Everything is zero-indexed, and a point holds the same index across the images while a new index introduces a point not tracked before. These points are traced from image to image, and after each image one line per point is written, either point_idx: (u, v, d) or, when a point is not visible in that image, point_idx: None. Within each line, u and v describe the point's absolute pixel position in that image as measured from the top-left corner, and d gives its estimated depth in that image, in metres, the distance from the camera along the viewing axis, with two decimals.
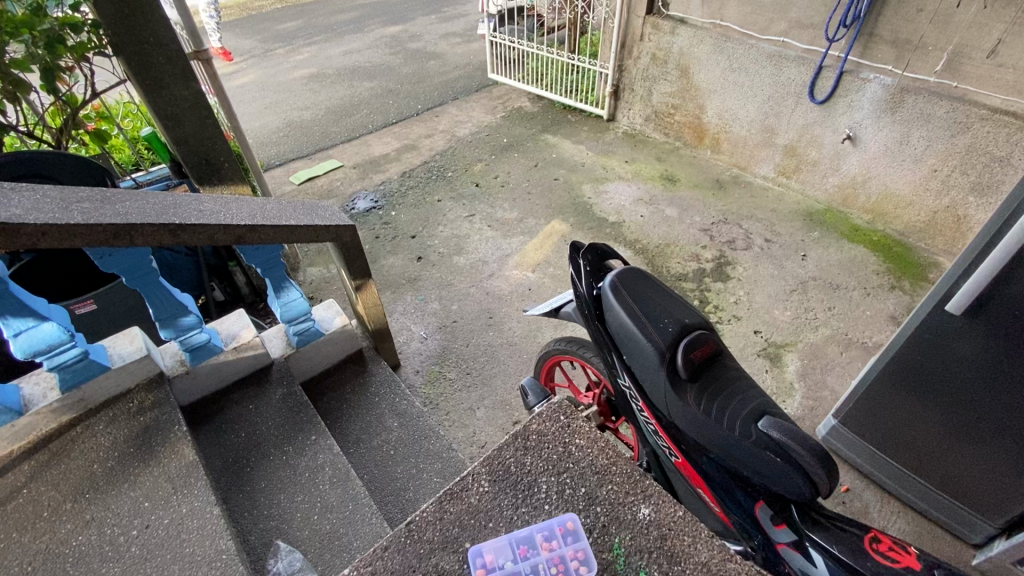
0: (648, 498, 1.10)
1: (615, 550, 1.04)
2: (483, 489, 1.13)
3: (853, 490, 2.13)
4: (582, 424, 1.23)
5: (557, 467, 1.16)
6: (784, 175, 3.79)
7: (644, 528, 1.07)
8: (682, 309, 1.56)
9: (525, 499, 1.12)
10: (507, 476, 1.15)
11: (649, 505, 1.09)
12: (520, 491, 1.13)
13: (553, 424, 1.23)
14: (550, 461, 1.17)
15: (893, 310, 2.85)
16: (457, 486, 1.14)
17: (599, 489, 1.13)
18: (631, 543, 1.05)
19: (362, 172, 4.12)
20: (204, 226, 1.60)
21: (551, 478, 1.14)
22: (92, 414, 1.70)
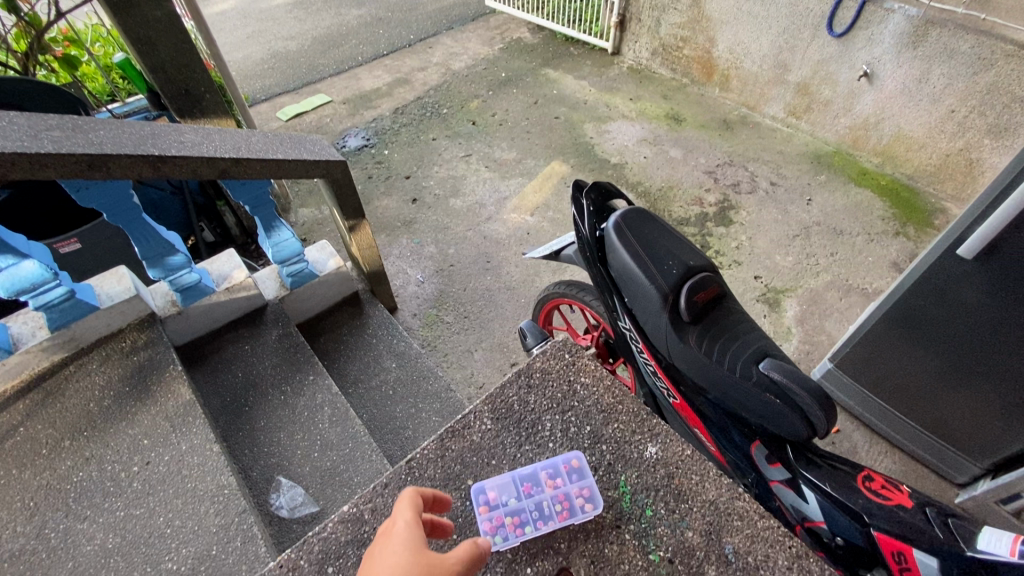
0: (655, 437, 1.11)
1: (620, 488, 1.05)
2: (485, 427, 1.14)
3: (844, 431, 2.18)
4: (587, 361, 1.23)
5: (561, 406, 1.16)
6: (794, 115, 3.64)
7: (650, 467, 1.08)
8: (688, 251, 1.50)
9: (529, 437, 1.13)
10: (510, 414, 1.16)
11: (656, 444, 1.10)
12: (523, 428, 1.14)
13: (558, 362, 1.23)
14: (554, 399, 1.17)
15: (896, 256, 2.82)
16: (458, 424, 1.14)
17: (604, 427, 1.13)
18: (637, 481, 1.06)
19: (352, 108, 3.92)
20: (186, 158, 1.51)
21: (556, 416, 1.15)
22: (84, 354, 1.68)
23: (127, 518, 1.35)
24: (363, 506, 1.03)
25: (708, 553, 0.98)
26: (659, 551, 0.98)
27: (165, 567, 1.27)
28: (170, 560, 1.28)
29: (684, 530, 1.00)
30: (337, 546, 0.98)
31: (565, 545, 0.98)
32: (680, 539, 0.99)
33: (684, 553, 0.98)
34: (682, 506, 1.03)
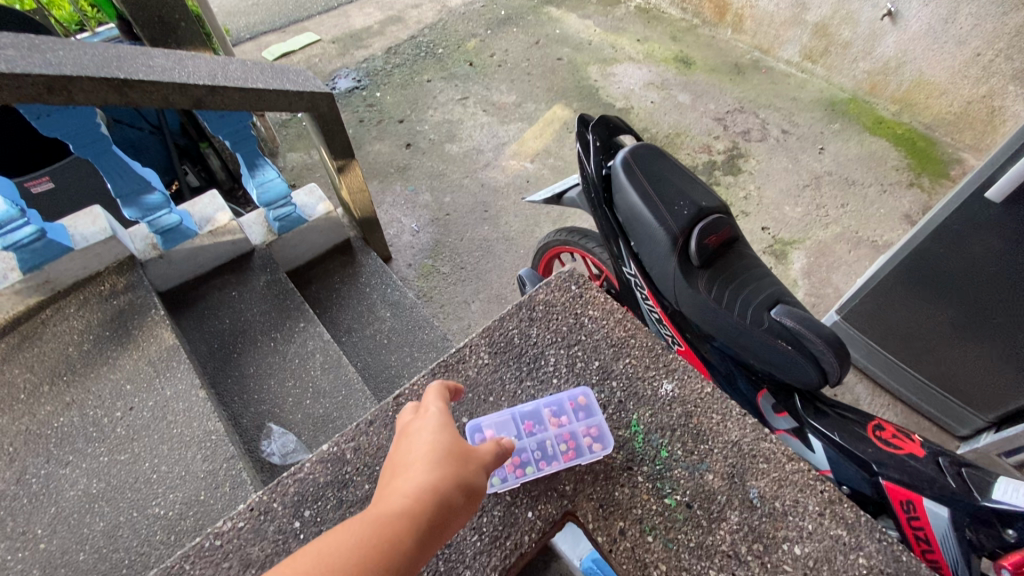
0: (672, 374, 1.12)
1: (632, 428, 1.05)
2: (483, 360, 1.16)
3: (846, 384, 2.15)
4: (595, 295, 1.24)
5: (567, 340, 1.18)
6: (810, 59, 3.44)
7: (665, 407, 1.08)
8: (700, 190, 1.40)
9: (531, 371, 1.14)
10: (510, 349, 1.17)
11: (673, 381, 1.11)
12: (524, 363, 1.15)
13: (563, 294, 1.25)
14: (559, 332, 1.19)
15: (908, 208, 2.71)
16: (453, 359, 1.17)
17: (614, 362, 1.14)
18: (652, 420, 1.06)
19: (342, 47, 3.69)
20: (155, 84, 1.37)
21: (560, 350, 1.17)
22: (62, 297, 1.60)
23: (110, 463, 1.30)
24: (344, 446, 1.06)
25: (730, 498, 0.97)
26: (676, 496, 0.98)
27: (151, 511, 1.24)
28: (157, 505, 1.25)
29: (703, 473, 1.00)
30: (314, 490, 1.01)
31: (571, 488, 0.99)
32: (698, 481, 0.99)
33: (702, 498, 0.97)
34: (700, 448, 1.03)
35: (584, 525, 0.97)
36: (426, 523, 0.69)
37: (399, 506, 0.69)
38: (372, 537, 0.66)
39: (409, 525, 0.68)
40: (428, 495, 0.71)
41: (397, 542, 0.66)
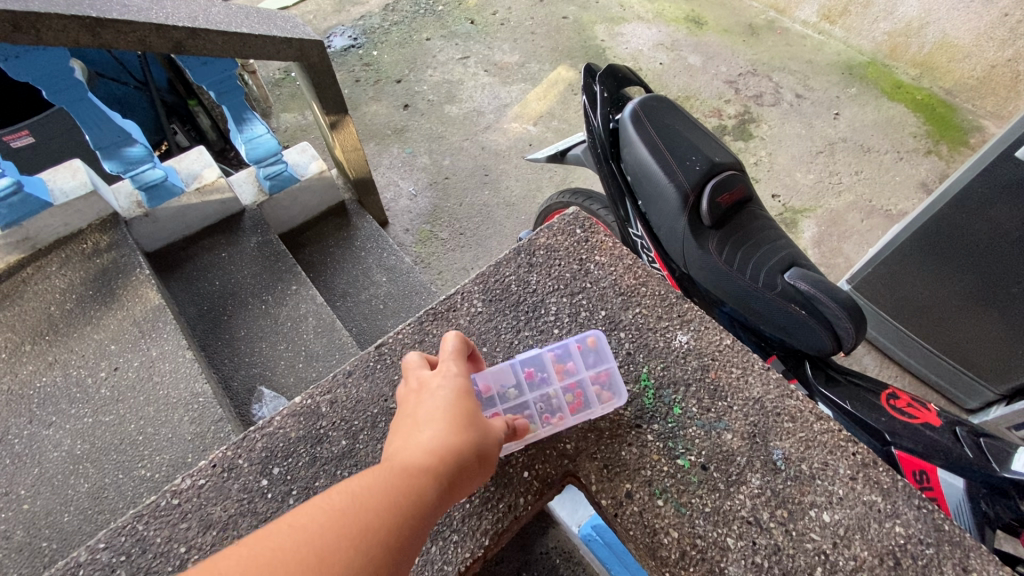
0: (687, 325, 1.07)
1: (643, 383, 1.01)
2: (475, 309, 1.11)
3: (853, 355, 2.10)
4: (603, 240, 1.18)
5: (570, 288, 1.12)
6: (828, 19, 3.28)
7: (680, 359, 1.03)
8: (714, 146, 1.32)
9: (530, 321, 1.09)
10: (507, 296, 1.12)
11: (688, 332, 1.06)
12: (522, 312, 1.10)
13: (567, 240, 1.19)
14: (561, 280, 1.14)
15: (925, 177, 2.61)
16: (444, 306, 1.12)
17: (623, 312, 1.09)
18: (664, 375, 1.02)
19: (338, 3, 3.53)
20: (130, 24, 1.28)
21: (562, 299, 1.11)
22: (42, 255, 1.53)
23: (96, 424, 1.26)
24: (319, 399, 1.02)
25: (751, 460, 0.93)
26: (690, 456, 0.93)
27: (138, 473, 1.20)
28: (144, 466, 1.21)
29: (721, 432, 0.96)
30: (285, 445, 0.97)
31: (572, 447, 0.95)
32: (715, 441, 0.95)
33: (720, 459, 0.93)
34: (718, 405, 0.98)
35: (587, 487, 0.93)
36: (445, 484, 0.69)
37: (421, 466, 0.69)
38: (393, 493, 0.66)
39: (430, 484, 0.68)
40: (450, 458, 0.71)
41: (418, 501, 0.67)
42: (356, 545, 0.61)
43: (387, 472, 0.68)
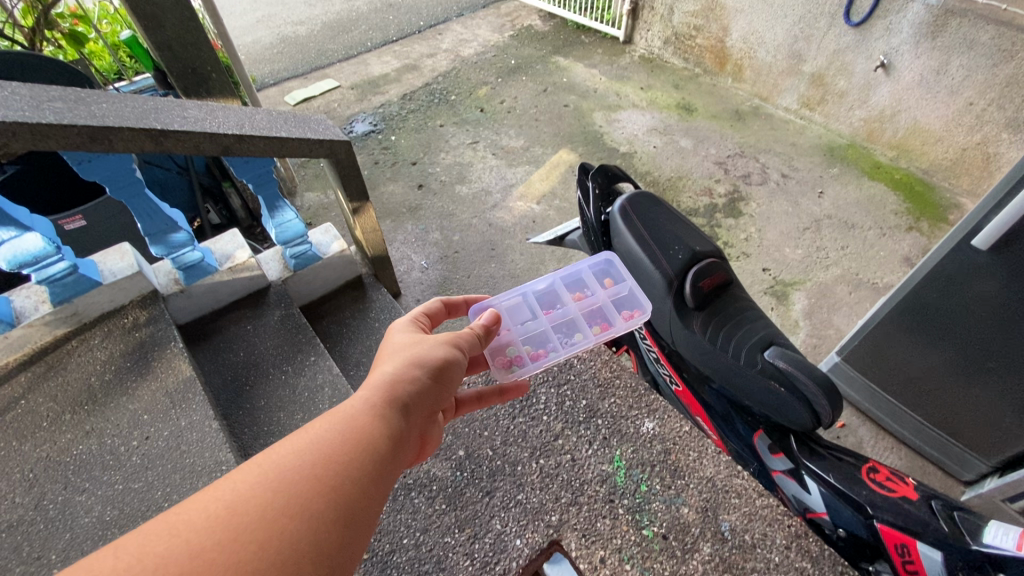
0: (652, 415, 1.31)
1: (615, 462, 1.24)
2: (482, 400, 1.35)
3: (849, 426, 2.17)
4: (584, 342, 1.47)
5: (557, 383, 1.39)
6: (807, 107, 3.58)
7: (646, 443, 1.27)
8: (695, 236, 1.48)
9: (524, 410, 1.34)
10: None
11: (652, 420, 1.30)
12: (519, 403, 1.35)
13: None
14: (551, 373, 1.40)
15: (908, 252, 2.76)
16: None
17: (600, 402, 1.35)
18: (632, 456, 1.24)
19: (360, 93, 3.91)
20: (188, 133, 1.47)
21: (551, 392, 1.37)
22: (87, 330, 1.68)
23: (126, 491, 1.35)
24: None
25: (703, 530, 1.13)
26: (653, 527, 1.14)
27: None
28: None
29: (679, 506, 1.17)
30: None
31: (557, 518, 1.16)
32: (674, 513, 1.16)
33: (677, 529, 1.14)
34: (677, 483, 1.20)
35: (569, 552, 1.12)
36: (392, 411, 0.80)
37: (364, 408, 0.78)
38: (337, 435, 0.72)
39: (377, 420, 0.77)
40: (393, 392, 0.83)
41: (366, 435, 0.74)
42: (309, 487, 0.64)
43: (327, 421, 0.74)
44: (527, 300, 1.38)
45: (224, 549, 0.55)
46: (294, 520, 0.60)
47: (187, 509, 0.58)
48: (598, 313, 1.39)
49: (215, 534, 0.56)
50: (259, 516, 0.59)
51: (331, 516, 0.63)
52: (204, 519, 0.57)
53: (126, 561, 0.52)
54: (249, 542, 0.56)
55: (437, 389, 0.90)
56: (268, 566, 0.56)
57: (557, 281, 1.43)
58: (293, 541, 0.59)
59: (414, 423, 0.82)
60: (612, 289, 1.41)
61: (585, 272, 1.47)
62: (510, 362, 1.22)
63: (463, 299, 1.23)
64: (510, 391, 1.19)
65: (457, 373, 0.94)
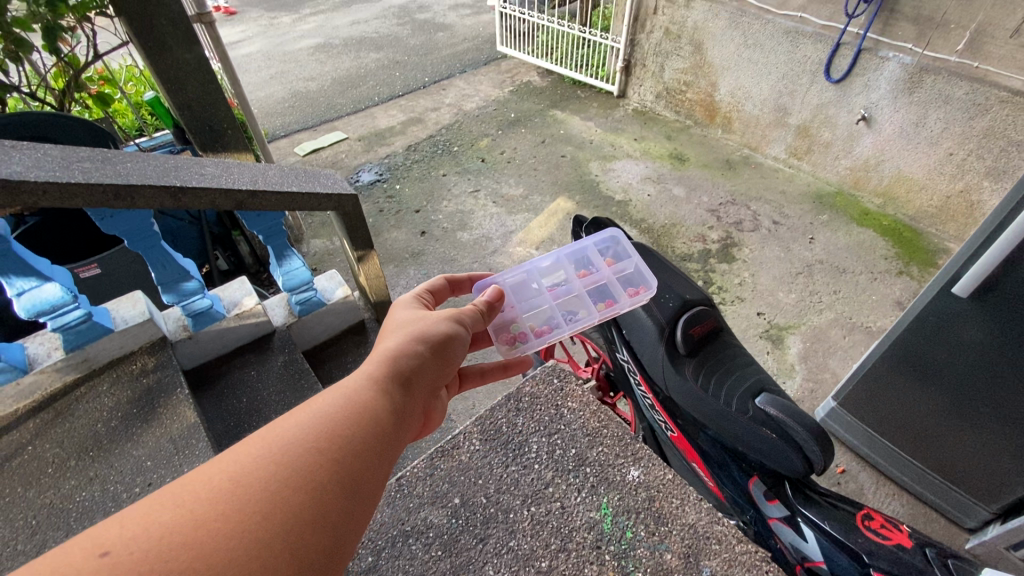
0: (638, 462, 1.23)
1: (603, 510, 1.16)
2: (474, 447, 1.28)
3: (849, 471, 2.16)
4: (574, 387, 1.39)
5: (548, 429, 1.30)
6: (795, 156, 3.73)
7: (631, 490, 1.19)
8: (684, 285, 1.57)
9: (515, 458, 1.25)
10: (498, 436, 1.29)
11: (639, 468, 1.22)
12: (510, 450, 1.27)
13: (547, 387, 1.39)
14: (541, 422, 1.31)
15: (899, 295, 2.82)
16: (448, 444, 1.28)
17: (589, 450, 1.25)
18: (620, 503, 1.16)
19: (367, 145, 4.09)
20: (206, 190, 1.53)
21: (542, 439, 1.28)
22: (96, 375, 1.73)
23: None
24: None
25: None
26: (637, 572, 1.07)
27: None
28: None
29: (662, 553, 1.09)
30: None
31: (547, 564, 1.08)
32: (657, 560, 1.08)
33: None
34: (661, 529, 1.12)
35: None
36: (395, 383, 0.81)
37: (367, 382, 0.78)
38: (341, 409, 0.71)
39: (380, 393, 0.77)
40: (395, 367, 0.83)
41: (370, 408, 0.74)
42: (313, 460, 0.63)
43: (329, 396, 0.73)
44: (532, 277, 1.42)
45: (228, 520, 0.54)
46: (299, 492, 0.59)
47: (188, 481, 0.56)
48: (601, 290, 1.44)
49: (219, 506, 0.55)
50: (264, 488, 0.58)
51: (337, 489, 0.62)
52: (207, 490, 0.56)
53: (127, 532, 0.50)
54: (254, 514, 0.55)
55: (438, 363, 0.91)
56: (273, 540, 0.55)
57: (561, 259, 1.47)
58: (299, 512, 0.58)
59: (416, 398, 0.83)
60: (616, 266, 1.45)
61: (590, 249, 1.50)
62: (515, 339, 1.29)
63: (469, 280, 1.31)
64: (515, 366, 1.21)
65: (458, 348, 0.97)
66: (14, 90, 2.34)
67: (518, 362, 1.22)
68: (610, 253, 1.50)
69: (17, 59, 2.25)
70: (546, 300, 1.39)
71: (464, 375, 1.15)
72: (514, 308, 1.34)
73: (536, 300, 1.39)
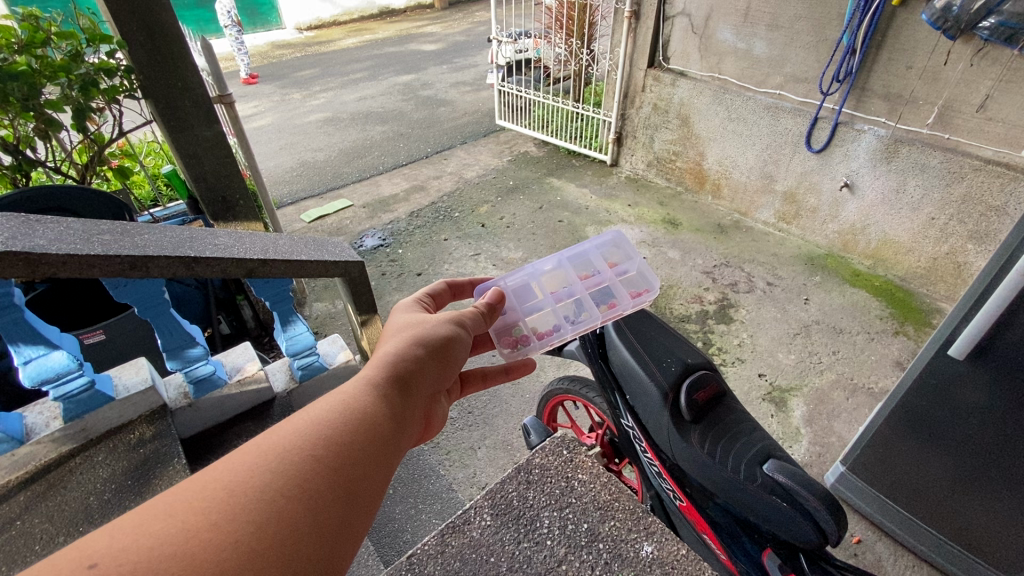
0: (651, 536, 1.20)
1: None
2: (484, 523, 1.25)
3: (865, 541, 2.06)
4: (583, 459, 1.37)
5: (559, 503, 1.28)
6: (784, 221, 3.87)
7: (645, 567, 1.15)
8: (685, 349, 1.59)
9: (527, 533, 1.22)
10: (509, 510, 1.27)
11: (652, 543, 1.19)
12: (521, 525, 1.24)
13: (556, 458, 1.37)
14: (552, 496, 1.29)
15: (898, 356, 2.83)
16: (458, 520, 1.26)
17: (600, 525, 1.23)
18: None
19: (371, 211, 4.24)
20: (219, 259, 1.54)
21: (553, 513, 1.26)
22: (92, 445, 1.70)
23: None
24: None
25: None
26: None
27: None
28: None
29: None
30: None
31: None
32: None
33: None
34: None
35: None
36: (394, 389, 0.84)
37: (365, 388, 0.82)
38: (337, 417, 0.75)
39: (378, 399, 0.81)
40: (393, 371, 0.87)
41: (366, 417, 0.77)
42: (306, 470, 0.66)
43: (326, 404, 0.77)
44: (533, 280, 1.47)
45: (219, 532, 0.57)
46: (292, 502, 0.63)
47: (180, 494, 0.60)
48: (604, 292, 1.46)
49: (210, 518, 0.58)
50: (257, 499, 0.61)
51: (331, 498, 0.66)
52: (200, 502, 0.59)
53: (114, 546, 0.53)
54: (246, 525, 0.59)
55: (438, 366, 0.95)
56: (264, 550, 0.58)
57: (563, 261, 1.49)
58: (291, 522, 0.61)
59: (415, 402, 0.87)
60: (619, 267, 1.47)
61: (594, 249, 1.51)
62: (516, 342, 1.36)
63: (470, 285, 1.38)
64: (519, 368, 1.22)
65: (458, 351, 1.00)
66: (39, 164, 2.47)
67: (523, 364, 1.22)
68: (613, 253, 1.51)
69: (45, 136, 2.39)
70: (546, 303, 1.44)
71: (464, 380, 1.17)
72: (515, 311, 1.40)
73: (537, 302, 1.44)
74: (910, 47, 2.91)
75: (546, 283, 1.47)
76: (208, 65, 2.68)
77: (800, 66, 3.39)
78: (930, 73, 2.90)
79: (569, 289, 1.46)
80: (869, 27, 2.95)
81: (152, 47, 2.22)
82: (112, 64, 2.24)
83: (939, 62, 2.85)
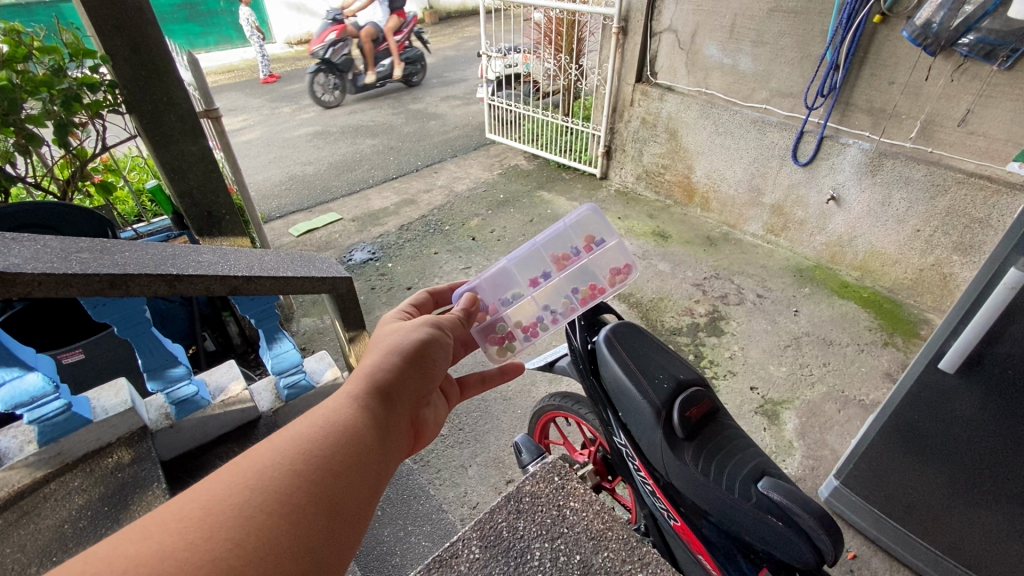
0: (645, 566, 1.17)
1: None
2: (473, 556, 1.21)
3: (861, 557, 2.04)
4: (575, 485, 1.35)
5: (550, 533, 1.25)
6: (773, 233, 3.90)
7: None
8: (676, 365, 1.58)
9: (517, 566, 1.19)
10: (499, 542, 1.23)
11: (647, 573, 1.16)
12: (511, 558, 1.20)
13: (548, 486, 1.34)
14: (543, 526, 1.26)
15: (888, 367, 2.84)
16: (446, 553, 1.22)
17: (594, 556, 1.20)
18: None
19: (361, 225, 4.21)
20: (202, 277, 1.50)
21: (545, 544, 1.22)
22: (69, 470, 1.64)
23: None
24: None
25: None
26: None
27: None
28: None
29: None
30: None
31: None
32: None
33: None
34: None
35: None
36: (374, 399, 0.82)
37: (345, 401, 0.79)
38: (318, 432, 0.72)
39: (359, 410, 0.78)
40: (374, 382, 0.84)
41: (347, 430, 0.74)
42: (287, 484, 0.63)
43: (306, 420, 0.74)
44: (511, 271, 1.38)
45: (196, 550, 0.54)
46: (272, 518, 0.59)
47: (156, 516, 0.56)
48: (582, 272, 1.40)
49: (186, 537, 0.55)
50: (235, 514, 0.58)
51: (316, 512, 0.63)
52: (176, 523, 0.56)
53: (86, 569, 0.50)
54: (224, 542, 0.55)
55: (419, 373, 0.92)
56: (244, 567, 0.55)
57: (538, 245, 1.37)
58: (272, 537, 0.58)
59: (399, 411, 0.84)
60: (596, 244, 1.38)
61: (568, 223, 1.37)
62: (503, 339, 1.39)
63: (448, 286, 1.35)
64: (512, 370, 1.21)
65: (437, 355, 0.98)
66: (18, 180, 2.42)
67: (516, 365, 1.22)
68: (589, 222, 1.39)
69: (26, 151, 2.34)
70: (526, 293, 1.40)
71: (464, 383, 1.14)
72: (498, 309, 1.38)
73: (516, 293, 1.40)
74: (891, 63, 2.97)
75: (521, 270, 1.39)
76: (194, 79, 2.67)
77: (785, 81, 3.44)
78: (911, 88, 2.96)
79: (547, 275, 1.40)
80: (852, 43, 3.00)
81: (137, 62, 2.20)
82: (95, 79, 2.19)
83: (920, 78, 2.90)
